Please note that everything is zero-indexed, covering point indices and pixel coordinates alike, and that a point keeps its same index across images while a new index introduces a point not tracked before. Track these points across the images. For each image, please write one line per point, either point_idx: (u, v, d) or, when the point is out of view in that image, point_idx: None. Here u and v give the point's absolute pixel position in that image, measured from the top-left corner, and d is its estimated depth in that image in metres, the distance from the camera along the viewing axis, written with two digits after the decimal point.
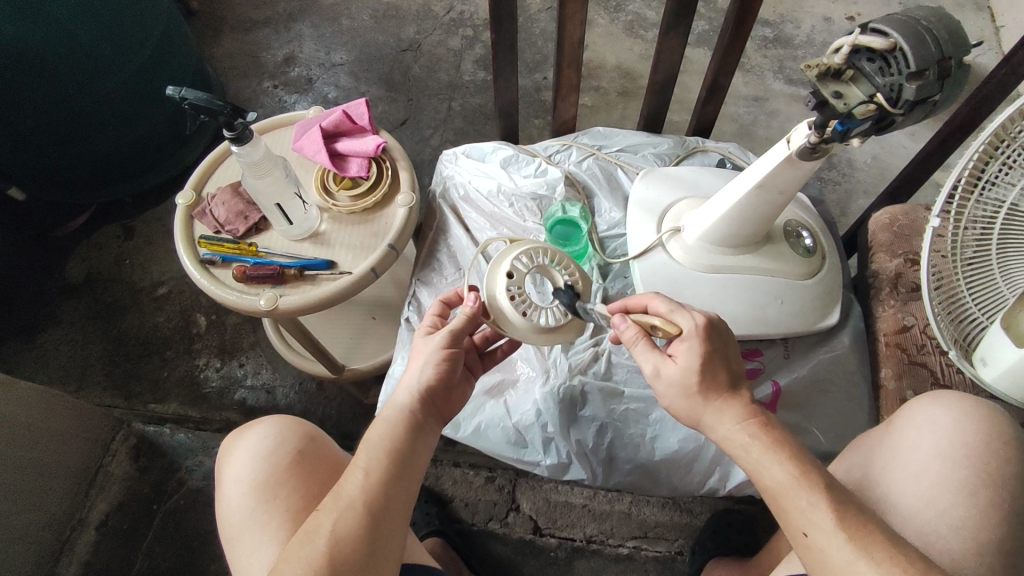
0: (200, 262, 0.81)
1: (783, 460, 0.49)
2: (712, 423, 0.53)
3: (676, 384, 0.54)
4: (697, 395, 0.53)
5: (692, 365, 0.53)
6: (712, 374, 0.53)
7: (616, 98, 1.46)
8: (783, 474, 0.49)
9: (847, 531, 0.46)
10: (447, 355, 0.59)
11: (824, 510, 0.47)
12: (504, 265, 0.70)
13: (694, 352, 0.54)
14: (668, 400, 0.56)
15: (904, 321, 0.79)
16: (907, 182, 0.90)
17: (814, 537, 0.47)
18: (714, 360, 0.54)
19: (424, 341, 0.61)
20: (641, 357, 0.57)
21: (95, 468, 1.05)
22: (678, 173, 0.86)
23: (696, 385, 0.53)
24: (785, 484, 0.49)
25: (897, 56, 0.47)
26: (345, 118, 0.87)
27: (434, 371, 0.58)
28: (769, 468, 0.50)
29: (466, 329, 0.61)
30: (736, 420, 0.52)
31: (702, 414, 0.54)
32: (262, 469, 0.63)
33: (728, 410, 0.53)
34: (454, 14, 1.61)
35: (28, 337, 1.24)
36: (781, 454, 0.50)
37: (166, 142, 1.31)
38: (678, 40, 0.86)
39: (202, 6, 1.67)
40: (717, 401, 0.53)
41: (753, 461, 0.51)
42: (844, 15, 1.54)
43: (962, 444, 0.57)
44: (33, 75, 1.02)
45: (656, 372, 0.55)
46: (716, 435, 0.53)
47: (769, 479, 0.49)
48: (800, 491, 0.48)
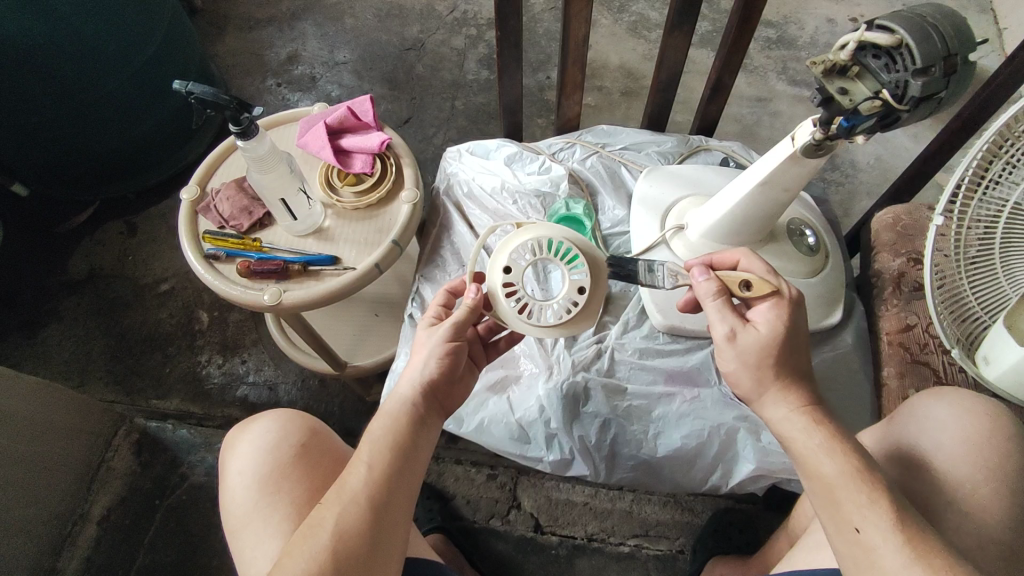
0: (205, 257, 0.81)
1: (835, 452, 0.50)
2: (771, 403, 0.54)
3: (751, 350, 0.54)
4: (768, 368, 0.54)
5: (778, 330, 0.54)
6: (785, 349, 0.54)
7: (619, 98, 1.47)
8: (833, 467, 0.49)
9: (904, 533, 0.46)
10: (450, 349, 0.59)
11: (881, 508, 0.47)
12: (503, 257, 0.70)
13: (777, 323, 0.54)
14: (733, 367, 0.55)
15: (907, 320, 0.79)
16: (910, 182, 0.90)
17: (868, 533, 0.46)
18: (791, 329, 0.54)
19: (427, 334, 0.61)
20: (716, 316, 0.56)
21: (97, 463, 1.04)
22: (681, 171, 0.86)
23: (772, 354, 0.53)
24: (840, 476, 0.49)
25: (903, 52, 0.48)
26: (349, 114, 0.87)
27: (436, 366, 0.58)
28: (821, 460, 0.50)
29: (468, 321, 0.61)
30: (794, 406, 0.53)
31: (766, 389, 0.54)
32: (265, 462, 0.63)
33: (787, 395, 0.53)
34: (458, 13, 1.62)
35: (31, 332, 1.24)
36: (836, 447, 0.50)
37: (169, 139, 1.31)
38: (683, 38, 0.86)
39: (207, 4, 1.68)
40: (781, 380, 0.54)
41: (812, 448, 0.51)
42: (847, 17, 1.54)
43: (964, 439, 0.57)
44: (39, 71, 1.02)
45: (732, 335, 0.55)
46: (774, 415, 0.54)
47: (823, 470, 0.49)
48: (856, 487, 0.48)
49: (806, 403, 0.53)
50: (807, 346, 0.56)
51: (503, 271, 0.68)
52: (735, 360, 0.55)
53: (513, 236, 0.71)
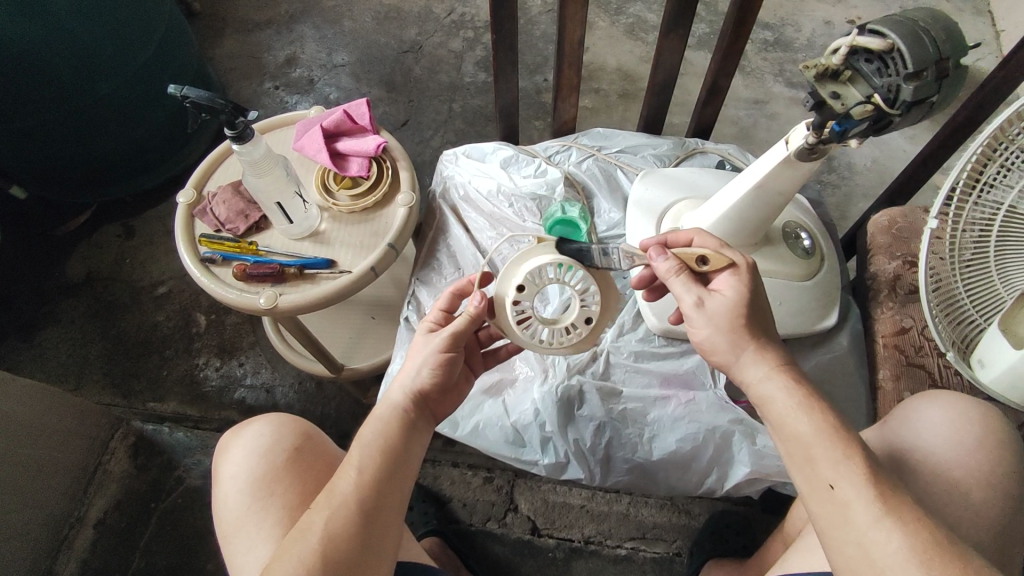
0: (200, 261, 0.81)
1: (809, 412, 0.49)
2: (749, 364, 0.53)
3: (721, 314, 0.53)
4: (740, 328, 0.53)
5: (742, 292, 0.53)
6: (751, 311, 0.54)
7: (616, 101, 1.47)
8: (807, 426, 0.49)
9: (876, 490, 0.46)
10: (445, 358, 0.58)
11: (854, 462, 0.47)
12: (523, 270, 0.64)
13: (740, 286, 0.54)
14: (705, 333, 0.54)
15: (902, 322, 0.79)
16: (905, 184, 0.90)
17: (842, 488, 0.46)
18: (756, 293, 0.54)
19: (424, 340, 0.60)
20: (680, 289, 0.56)
21: (94, 467, 1.05)
22: (677, 175, 0.86)
23: (740, 316, 0.53)
24: (815, 435, 0.48)
25: (894, 56, 0.48)
26: (345, 118, 0.87)
27: (430, 374, 0.58)
28: (796, 420, 0.50)
29: (467, 331, 0.59)
30: (765, 368, 0.52)
31: (739, 352, 0.53)
32: (258, 467, 0.63)
33: (761, 355, 0.53)
34: (455, 16, 1.62)
35: (28, 335, 1.24)
36: (811, 407, 0.50)
37: (167, 141, 1.31)
38: (678, 42, 0.86)
39: (205, 7, 1.68)
40: (754, 340, 0.53)
41: (786, 407, 0.50)
42: (844, 19, 1.54)
43: (955, 443, 0.58)
44: (35, 74, 1.02)
45: (700, 302, 0.54)
46: (753, 377, 0.53)
47: (798, 430, 0.49)
48: (831, 446, 0.48)
49: (781, 363, 0.53)
50: (768, 309, 0.56)
51: (517, 287, 0.64)
52: (708, 326, 0.54)
53: (534, 246, 0.65)
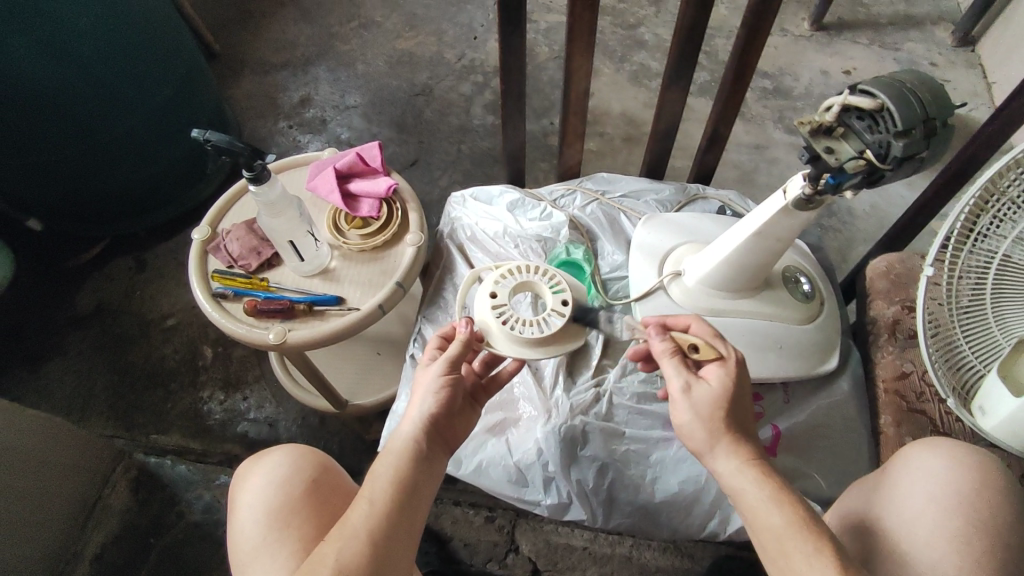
0: (213, 296, 0.83)
1: (779, 507, 0.50)
2: (720, 455, 0.54)
3: (704, 403, 0.55)
4: (718, 418, 0.54)
5: (725, 386, 0.55)
6: (733, 403, 0.55)
7: (620, 145, 1.51)
8: (779, 520, 0.50)
9: None
10: (447, 383, 0.60)
11: (825, 558, 0.48)
12: (488, 288, 0.73)
13: (726, 377, 0.56)
14: (686, 420, 0.56)
15: (903, 367, 0.81)
16: (903, 230, 0.93)
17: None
18: (738, 389, 0.56)
19: (423, 371, 0.62)
20: (670, 372, 0.58)
21: (94, 500, 1.02)
22: (679, 219, 0.89)
23: (722, 407, 0.55)
24: (788, 526, 0.49)
25: (884, 114, 0.50)
26: (358, 160, 0.90)
27: (435, 401, 0.59)
28: (768, 515, 0.50)
29: (462, 357, 0.62)
30: (741, 458, 0.53)
31: (721, 438, 0.54)
32: (275, 497, 0.62)
33: (736, 449, 0.53)
34: (465, 61, 1.68)
35: (36, 366, 1.26)
36: (783, 499, 0.51)
37: (183, 177, 1.35)
38: (680, 92, 0.90)
39: (223, 50, 1.75)
40: (730, 432, 0.54)
41: (759, 501, 0.51)
42: (841, 69, 1.60)
43: (954, 491, 0.55)
44: (60, 111, 1.06)
45: (687, 387, 0.56)
46: (724, 468, 0.53)
47: (770, 521, 0.50)
48: (805, 539, 0.49)
49: (755, 457, 0.53)
50: (750, 404, 0.58)
51: (488, 299, 0.72)
52: (688, 412, 0.55)
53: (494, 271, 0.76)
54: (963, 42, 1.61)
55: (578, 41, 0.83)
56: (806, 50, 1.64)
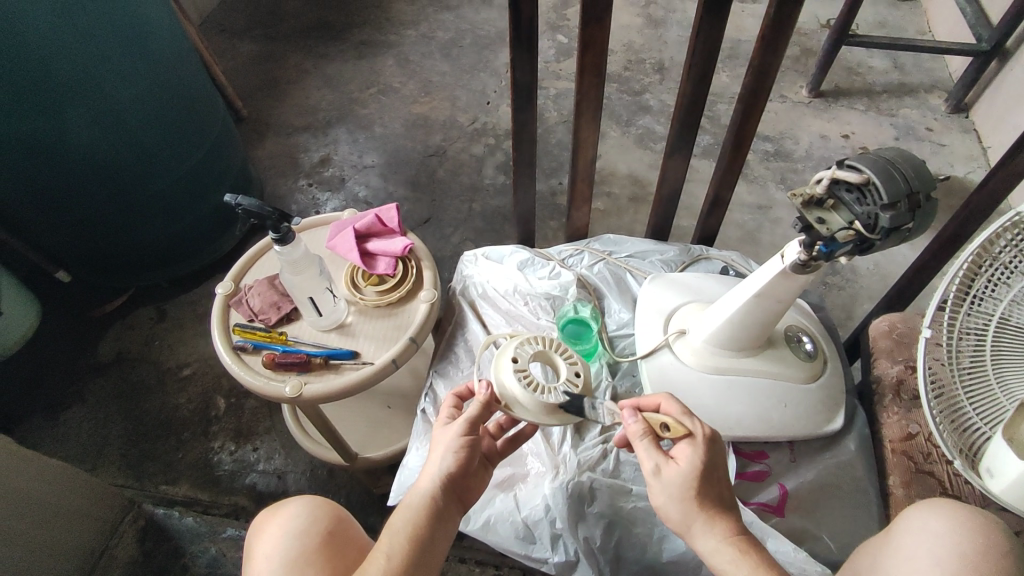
0: (233, 348, 0.86)
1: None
2: (700, 533, 0.56)
3: (676, 484, 0.57)
4: (691, 498, 0.56)
5: (693, 466, 0.57)
6: (705, 481, 0.57)
7: (627, 204, 1.57)
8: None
9: None
10: (466, 443, 0.62)
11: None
12: (509, 353, 0.75)
13: (697, 458, 0.58)
14: (663, 502, 0.57)
15: (909, 428, 0.81)
16: (903, 291, 0.95)
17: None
18: (710, 470, 0.58)
19: (443, 431, 0.64)
20: (643, 454, 0.59)
21: (100, 550, 1.02)
22: (684, 279, 0.92)
23: (692, 489, 0.56)
24: None
25: (870, 188, 0.54)
26: (376, 221, 0.95)
27: (454, 460, 0.61)
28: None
29: (481, 418, 0.64)
30: (722, 536, 0.55)
31: (694, 521, 0.56)
32: (292, 548, 0.62)
33: (713, 526, 0.55)
34: (478, 124, 1.77)
35: (53, 413, 1.28)
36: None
37: (207, 232, 1.42)
38: (682, 160, 0.95)
39: (251, 114, 1.86)
40: (705, 511, 0.56)
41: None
42: (839, 134, 1.66)
43: (957, 554, 0.54)
44: (103, 173, 1.13)
45: (658, 471, 0.58)
46: (705, 547, 0.56)
47: None
48: None
49: (733, 534, 0.55)
50: (726, 478, 0.59)
51: (511, 363, 0.73)
52: (663, 494, 0.57)
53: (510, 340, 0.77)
54: (956, 109, 1.68)
55: (585, 114, 0.89)
56: (804, 115, 1.71)
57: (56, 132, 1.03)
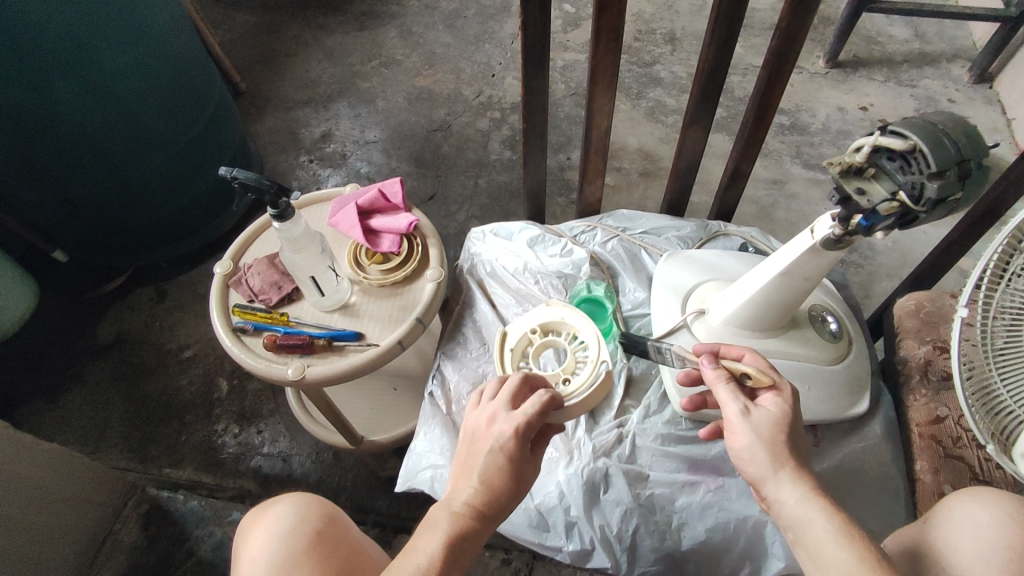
0: (232, 330, 0.83)
1: (849, 541, 0.47)
2: (783, 482, 0.52)
3: (764, 424, 0.54)
4: (780, 444, 0.53)
5: (783, 413, 0.54)
6: (792, 432, 0.54)
7: (637, 179, 1.52)
8: (845, 555, 0.47)
9: None
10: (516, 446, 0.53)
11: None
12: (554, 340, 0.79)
13: (784, 407, 0.55)
14: (745, 443, 0.54)
15: (937, 411, 0.78)
16: (930, 269, 0.91)
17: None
18: (795, 422, 0.55)
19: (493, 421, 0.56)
20: (729, 396, 0.57)
21: (103, 537, 0.98)
22: (702, 257, 0.88)
23: (784, 433, 0.54)
24: (854, 564, 0.46)
25: (917, 156, 0.49)
26: (379, 196, 0.91)
27: (504, 462, 0.52)
28: (831, 549, 0.48)
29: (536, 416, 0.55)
30: (805, 488, 0.51)
31: (779, 467, 0.52)
32: (278, 550, 0.60)
33: (801, 478, 0.52)
34: (483, 97, 1.71)
35: (54, 396, 1.26)
36: (847, 532, 0.48)
37: (206, 210, 1.38)
38: (701, 131, 0.90)
39: (249, 88, 1.80)
40: (793, 461, 0.52)
41: (822, 533, 0.49)
42: (857, 105, 1.60)
43: (1005, 545, 0.52)
44: (95, 147, 1.08)
45: (746, 410, 0.55)
46: (784, 498, 0.51)
47: (834, 557, 0.47)
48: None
49: (817, 489, 0.51)
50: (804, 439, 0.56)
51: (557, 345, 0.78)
52: (749, 435, 0.54)
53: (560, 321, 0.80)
54: (980, 79, 1.62)
55: (600, 83, 0.84)
56: (821, 87, 1.65)
57: (45, 106, 0.98)
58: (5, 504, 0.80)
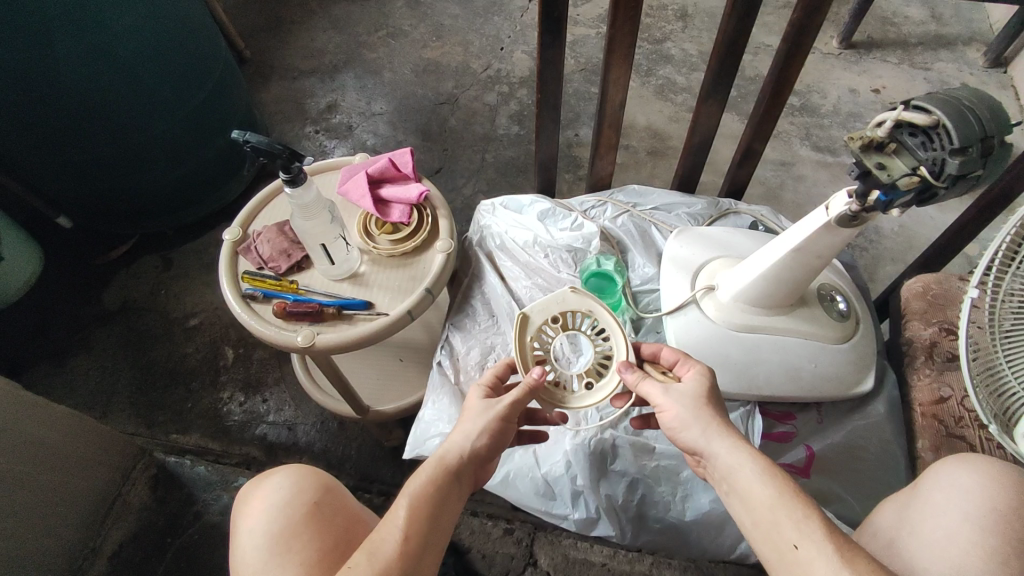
0: (242, 297, 0.83)
1: (771, 478, 0.47)
2: (710, 438, 0.51)
3: (688, 395, 0.54)
4: (704, 407, 0.53)
5: (704, 383, 0.55)
6: (715, 398, 0.55)
7: (645, 157, 1.51)
8: (766, 492, 0.46)
9: (836, 544, 0.42)
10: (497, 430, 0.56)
11: (815, 521, 0.44)
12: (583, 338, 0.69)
13: (703, 378, 0.56)
14: (671, 413, 0.54)
15: (940, 392, 0.78)
16: (940, 252, 0.90)
17: (805, 549, 0.43)
18: (719, 393, 0.56)
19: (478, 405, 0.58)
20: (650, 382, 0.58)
21: (114, 495, 1.01)
22: (712, 234, 0.88)
23: (708, 397, 0.54)
24: (776, 498, 0.45)
25: (940, 131, 0.49)
26: (390, 166, 0.90)
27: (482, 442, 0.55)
28: (755, 489, 0.47)
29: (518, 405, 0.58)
30: (730, 441, 0.50)
31: (707, 424, 0.52)
32: (276, 521, 0.60)
33: (727, 433, 0.51)
34: (491, 71, 1.69)
35: (61, 360, 1.27)
36: (771, 472, 0.47)
37: (212, 178, 1.37)
38: (716, 107, 0.89)
39: (254, 56, 1.77)
40: (719, 418, 0.52)
41: (746, 476, 0.48)
42: (869, 88, 1.58)
43: (990, 509, 0.53)
44: (101, 111, 1.06)
45: (666, 387, 0.56)
46: (713, 454, 0.50)
47: (757, 495, 0.46)
48: (790, 507, 0.45)
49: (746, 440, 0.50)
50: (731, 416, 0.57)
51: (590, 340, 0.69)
52: (674, 406, 0.54)
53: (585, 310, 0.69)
54: (995, 63, 1.59)
55: (617, 54, 0.83)
56: (833, 68, 1.63)
57: (48, 66, 0.97)
58: (18, 463, 0.82)
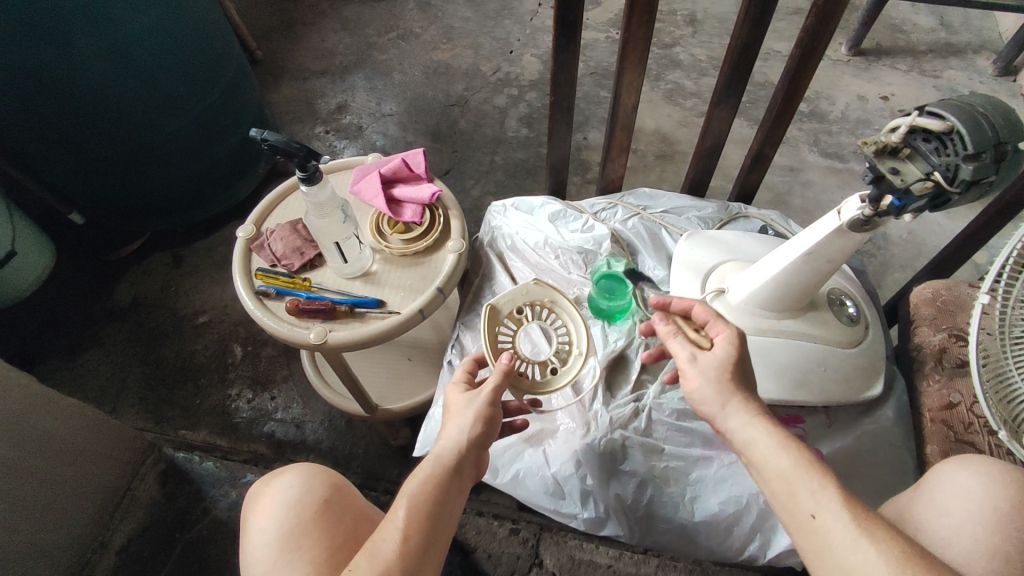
0: (255, 294, 0.83)
1: (788, 449, 0.48)
2: (730, 411, 0.52)
3: (713, 366, 0.54)
4: (727, 381, 0.53)
5: (730, 355, 0.54)
6: (741, 367, 0.54)
7: (654, 161, 1.51)
8: (786, 462, 0.48)
9: (853, 513, 0.45)
10: (484, 417, 0.57)
11: (832, 490, 0.46)
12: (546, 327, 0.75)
13: (733, 347, 0.55)
14: (694, 386, 0.54)
15: (950, 398, 0.78)
16: (950, 258, 0.90)
17: (823, 518, 0.45)
18: (746, 361, 0.55)
19: (463, 397, 0.59)
20: (677, 346, 0.57)
21: (123, 490, 1.02)
22: (723, 237, 0.88)
23: (732, 369, 0.54)
24: (795, 468, 0.47)
25: (954, 138, 0.50)
26: (403, 166, 0.91)
27: (471, 432, 0.56)
28: (773, 460, 0.49)
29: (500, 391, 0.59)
30: (750, 411, 0.51)
31: (729, 398, 0.52)
32: (286, 519, 0.61)
33: (747, 407, 0.52)
34: (501, 74, 1.70)
35: (71, 355, 1.28)
36: (789, 441, 0.49)
37: (224, 175, 1.38)
38: (728, 112, 0.90)
39: (266, 57, 1.79)
40: (741, 392, 0.52)
41: (765, 448, 0.49)
42: (878, 95, 1.59)
43: (993, 509, 0.54)
44: (116, 108, 1.08)
45: (693, 357, 0.55)
46: (733, 426, 0.52)
47: (777, 465, 0.48)
48: (810, 476, 0.47)
49: (765, 410, 0.52)
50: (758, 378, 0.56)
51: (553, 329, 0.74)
52: (696, 379, 0.54)
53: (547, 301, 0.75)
54: (1004, 72, 1.60)
55: (630, 58, 0.83)
56: (842, 74, 1.63)
57: (66, 64, 0.98)
58: (31, 454, 0.83)
